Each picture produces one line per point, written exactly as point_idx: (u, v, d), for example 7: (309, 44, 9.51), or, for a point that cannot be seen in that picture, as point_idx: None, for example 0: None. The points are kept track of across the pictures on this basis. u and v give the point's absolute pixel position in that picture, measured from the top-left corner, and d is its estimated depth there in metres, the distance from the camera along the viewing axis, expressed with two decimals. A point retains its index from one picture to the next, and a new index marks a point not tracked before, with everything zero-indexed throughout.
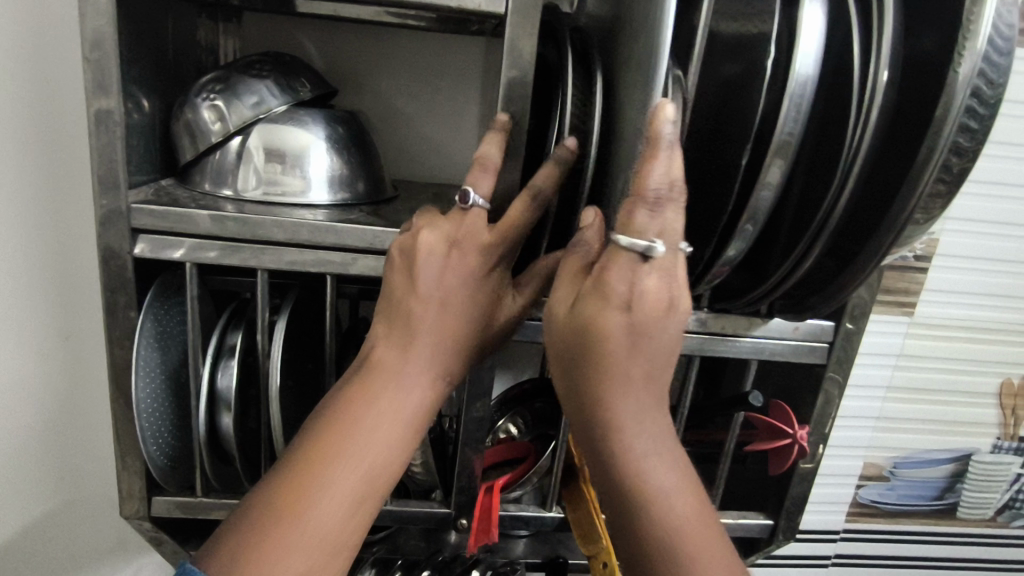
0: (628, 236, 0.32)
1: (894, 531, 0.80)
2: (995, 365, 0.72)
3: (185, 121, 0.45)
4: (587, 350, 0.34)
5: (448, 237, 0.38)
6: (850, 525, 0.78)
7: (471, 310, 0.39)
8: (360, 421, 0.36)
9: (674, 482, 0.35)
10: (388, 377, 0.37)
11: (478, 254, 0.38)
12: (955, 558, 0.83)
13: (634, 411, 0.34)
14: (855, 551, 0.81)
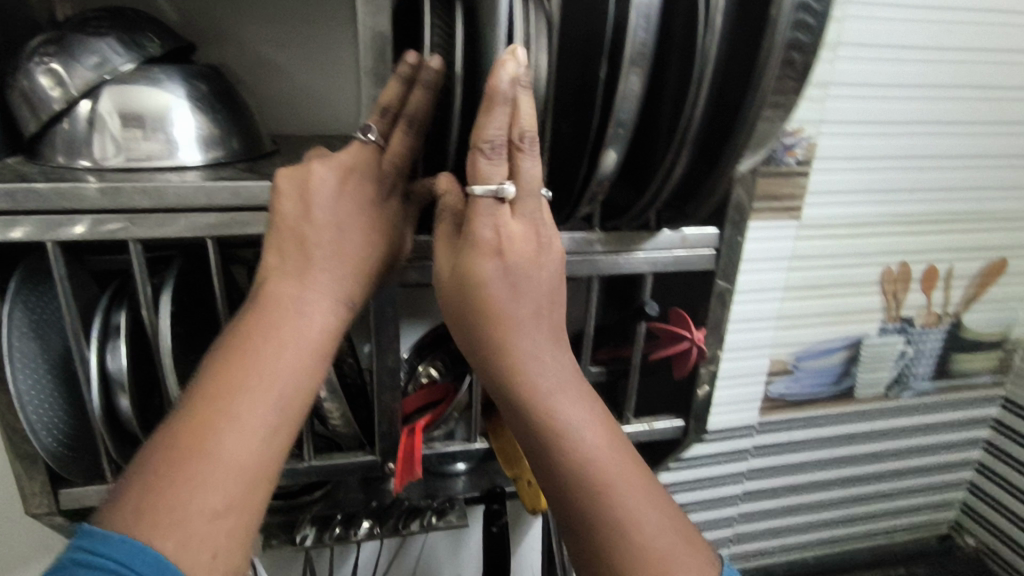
0: (480, 184, 0.35)
1: (804, 419, 0.87)
2: (876, 256, 0.79)
3: (21, 90, 0.41)
4: (473, 290, 0.37)
5: (341, 167, 0.40)
6: (762, 418, 0.85)
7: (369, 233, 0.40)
8: (262, 354, 0.35)
9: (583, 417, 0.36)
10: (286, 306, 0.37)
11: (370, 185, 0.40)
12: (859, 435, 0.91)
13: (533, 348, 0.37)
14: (772, 443, 0.87)
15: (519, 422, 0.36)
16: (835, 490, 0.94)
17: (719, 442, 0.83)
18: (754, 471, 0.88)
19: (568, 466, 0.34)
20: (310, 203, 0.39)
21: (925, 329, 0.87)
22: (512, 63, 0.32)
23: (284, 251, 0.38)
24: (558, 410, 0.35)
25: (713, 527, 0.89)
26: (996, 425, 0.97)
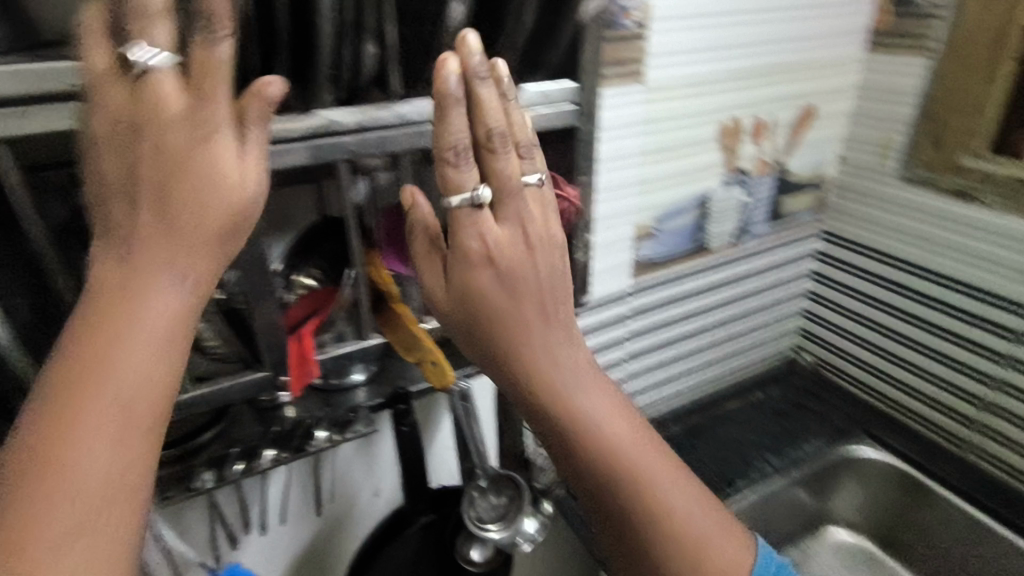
0: (457, 194, 0.45)
1: (670, 277, 0.95)
2: (714, 114, 0.85)
3: None
4: (472, 303, 0.46)
5: (136, 106, 0.37)
6: (635, 282, 0.91)
7: (193, 165, 0.38)
8: (116, 356, 0.35)
9: (606, 409, 0.47)
10: (133, 282, 0.37)
11: (180, 127, 0.38)
12: (716, 284, 1.02)
13: (565, 365, 0.47)
14: (645, 303, 0.94)
15: (570, 444, 0.46)
16: (702, 337, 1.05)
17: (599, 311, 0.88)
18: (633, 333, 0.95)
19: (617, 464, 0.46)
20: (125, 172, 0.38)
21: (759, 177, 0.97)
22: (454, 60, 0.42)
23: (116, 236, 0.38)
24: (579, 407, 0.46)
25: None
26: (822, 257, 1.12)
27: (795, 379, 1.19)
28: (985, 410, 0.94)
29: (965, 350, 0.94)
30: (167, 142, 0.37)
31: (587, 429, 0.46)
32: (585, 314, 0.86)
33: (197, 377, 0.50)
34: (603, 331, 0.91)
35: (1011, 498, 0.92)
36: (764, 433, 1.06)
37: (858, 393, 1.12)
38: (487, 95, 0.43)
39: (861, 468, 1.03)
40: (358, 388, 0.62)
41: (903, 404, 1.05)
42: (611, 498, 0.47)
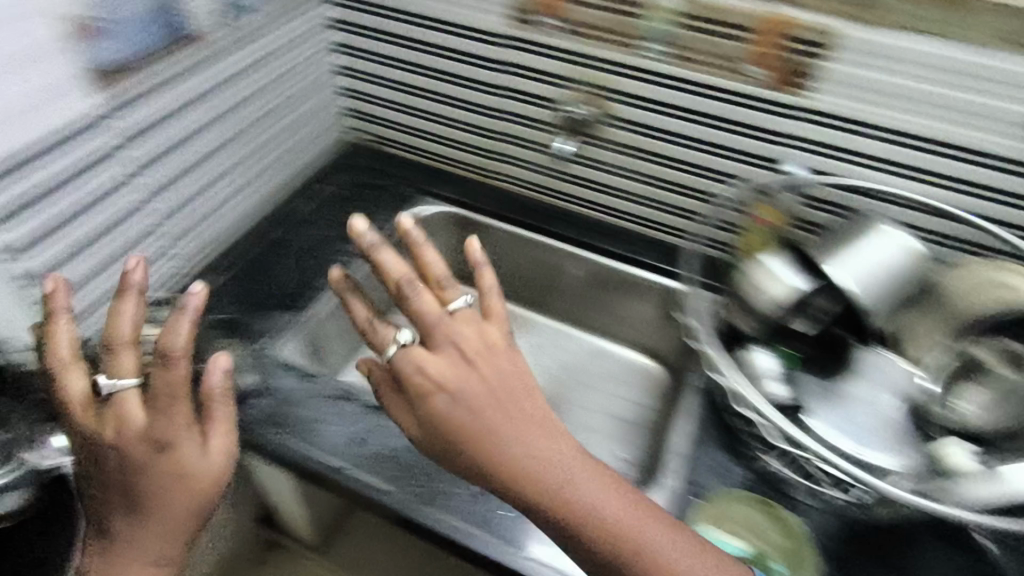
0: (391, 345, 0.63)
1: (152, 76, 0.76)
2: None
3: None
4: (448, 443, 0.59)
5: (115, 428, 0.59)
6: (103, 88, 0.71)
7: (164, 496, 0.60)
8: (138, 539, 0.60)
9: (602, 500, 0.56)
10: (156, 501, 0.60)
11: (139, 448, 0.59)
12: (225, 74, 0.85)
13: (518, 443, 0.58)
14: (124, 113, 0.74)
15: (502, 483, 0.57)
16: (231, 145, 0.91)
17: (116, 145, 0.75)
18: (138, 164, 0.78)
19: (573, 518, 0.55)
20: (105, 424, 0.60)
21: None
22: (360, 226, 0.66)
23: (124, 450, 0.59)
24: (574, 501, 0.56)
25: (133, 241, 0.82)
26: (339, 24, 1.02)
27: (354, 162, 1.16)
28: (498, 140, 1.04)
29: (469, 89, 1.00)
30: (139, 460, 0.59)
31: (535, 479, 0.56)
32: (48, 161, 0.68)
33: None
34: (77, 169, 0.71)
35: (529, 206, 1.09)
36: (334, 223, 1.06)
37: (408, 155, 1.15)
38: (426, 253, 0.66)
39: (427, 225, 1.11)
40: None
41: (443, 155, 1.12)
42: (585, 549, 0.55)
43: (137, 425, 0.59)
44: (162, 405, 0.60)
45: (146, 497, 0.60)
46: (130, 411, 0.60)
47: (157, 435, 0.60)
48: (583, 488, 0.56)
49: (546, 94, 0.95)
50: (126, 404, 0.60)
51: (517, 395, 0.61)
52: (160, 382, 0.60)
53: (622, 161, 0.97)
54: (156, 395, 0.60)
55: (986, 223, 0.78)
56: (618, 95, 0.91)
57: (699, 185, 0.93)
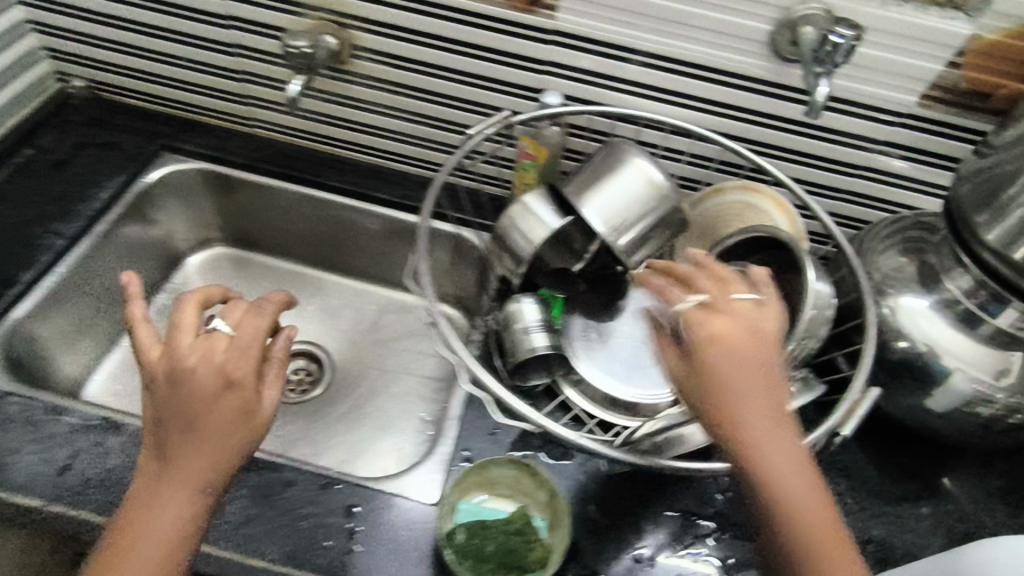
0: (682, 303, 0.55)
1: None
2: None
3: None
4: (696, 375, 0.53)
5: (207, 352, 0.57)
6: None
7: (219, 446, 0.54)
8: (158, 506, 0.53)
9: (798, 492, 0.51)
10: (185, 455, 0.54)
11: (213, 374, 0.56)
12: None
13: (746, 410, 0.51)
14: None
15: (742, 470, 0.51)
16: None
17: None
18: None
19: (781, 525, 0.50)
20: (167, 360, 0.57)
21: None
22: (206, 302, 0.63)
23: (176, 408, 0.55)
24: (765, 476, 0.50)
25: None
26: None
27: (72, 118, 0.95)
28: (240, 80, 0.90)
29: (187, 18, 0.85)
30: (209, 388, 0.55)
31: (742, 451, 0.51)
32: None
33: None
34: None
35: (292, 155, 0.96)
36: (40, 198, 0.87)
37: (146, 104, 0.98)
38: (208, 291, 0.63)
39: (166, 187, 0.94)
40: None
41: (185, 101, 0.96)
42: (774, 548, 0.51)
43: (196, 390, 0.55)
44: (207, 371, 0.56)
45: (189, 471, 0.53)
46: (183, 367, 0.56)
47: (219, 392, 0.56)
48: (767, 456, 0.51)
49: (275, 21, 0.82)
50: (181, 350, 0.57)
51: (772, 380, 0.53)
52: (201, 357, 0.56)
53: (377, 96, 0.86)
54: (210, 351, 0.57)
55: (735, 140, 0.78)
56: (353, 20, 0.79)
57: (462, 119, 0.85)
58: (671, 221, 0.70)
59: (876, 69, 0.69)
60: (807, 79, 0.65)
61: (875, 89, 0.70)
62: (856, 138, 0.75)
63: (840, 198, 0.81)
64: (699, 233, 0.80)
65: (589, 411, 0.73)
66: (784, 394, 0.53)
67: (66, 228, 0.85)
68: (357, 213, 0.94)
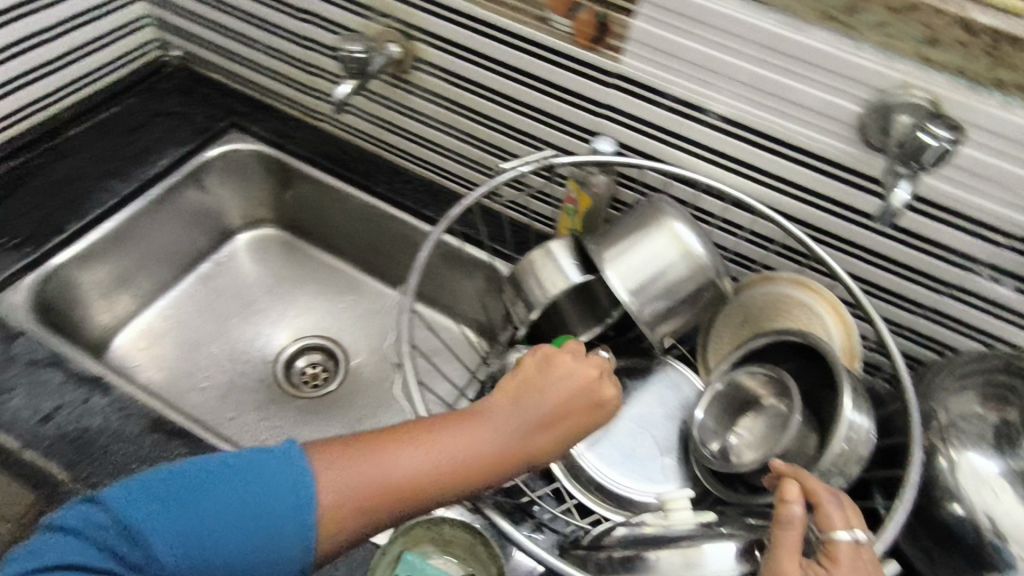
0: (847, 534, 0.45)
1: None
2: None
3: None
4: None
5: (580, 371, 0.57)
6: None
7: (489, 449, 0.52)
8: (433, 438, 0.51)
9: None
10: (479, 433, 0.52)
11: (564, 396, 0.55)
12: None
13: None
14: None
15: None
16: None
17: None
18: None
19: None
20: (541, 358, 0.57)
21: None
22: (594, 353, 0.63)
23: (525, 391, 0.55)
24: None
25: None
26: None
27: (162, 82, 1.03)
28: (316, 75, 0.93)
29: (271, 8, 0.87)
30: (542, 406, 0.55)
31: None
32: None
33: None
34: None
35: (350, 155, 0.97)
36: (111, 154, 0.93)
37: (234, 85, 1.04)
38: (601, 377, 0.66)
39: (226, 160, 0.99)
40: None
41: (268, 88, 1.01)
42: None
43: (549, 396, 0.55)
44: (566, 391, 0.55)
45: (478, 439, 0.52)
46: (555, 375, 0.56)
47: (559, 407, 0.55)
48: None
49: (347, 22, 0.81)
50: (562, 362, 0.57)
51: None
52: (570, 378, 0.56)
53: (435, 112, 0.84)
54: (592, 371, 0.57)
55: (805, 225, 0.69)
56: (416, 32, 0.77)
57: (515, 150, 0.81)
58: (699, 299, 0.64)
59: (985, 178, 0.57)
60: (888, 176, 0.57)
61: (981, 200, 0.59)
62: (948, 250, 0.64)
63: (918, 314, 0.70)
64: (737, 318, 0.72)
65: (573, 493, 0.66)
66: None
67: (122, 189, 0.90)
68: (399, 223, 0.93)
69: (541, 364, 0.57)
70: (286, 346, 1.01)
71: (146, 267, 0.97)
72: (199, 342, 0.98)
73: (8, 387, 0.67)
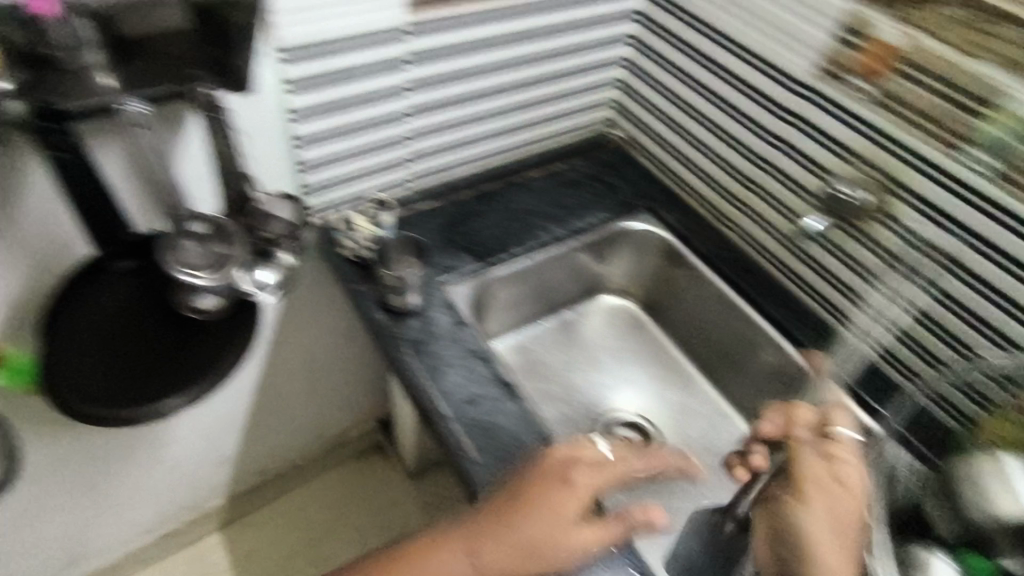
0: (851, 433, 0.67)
1: (452, 13, 0.83)
2: None
3: (273, 62, 0.75)
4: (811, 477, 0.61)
5: (593, 480, 0.63)
6: (411, 17, 0.80)
7: (520, 561, 0.60)
8: (454, 542, 0.62)
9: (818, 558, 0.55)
10: (502, 545, 0.60)
11: (563, 507, 0.61)
12: (536, 34, 0.94)
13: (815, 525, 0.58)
14: (425, 44, 0.84)
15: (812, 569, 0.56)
16: (490, 99, 0.98)
17: (435, 77, 0.88)
18: (414, 83, 0.88)
19: None
20: (551, 475, 0.62)
21: None
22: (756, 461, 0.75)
23: (513, 502, 0.62)
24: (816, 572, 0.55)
25: (383, 150, 0.92)
26: (639, 19, 1.03)
27: (602, 153, 1.16)
28: (751, 192, 0.96)
29: (742, 127, 0.94)
30: (548, 521, 0.60)
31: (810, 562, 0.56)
32: (343, 73, 0.80)
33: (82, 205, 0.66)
34: (352, 58, 0.79)
35: (748, 271, 1.00)
36: (556, 204, 1.05)
37: (660, 176, 1.11)
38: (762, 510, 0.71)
39: (630, 237, 1.06)
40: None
41: (689, 184, 1.08)
42: None
43: (548, 497, 0.61)
44: (549, 504, 0.61)
45: (500, 547, 0.60)
46: (544, 489, 0.62)
47: (549, 517, 0.60)
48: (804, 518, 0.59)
49: (824, 161, 0.85)
50: (575, 483, 0.62)
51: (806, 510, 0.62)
52: (567, 494, 0.61)
53: (874, 265, 0.84)
54: (584, 488, 0.62)
55: None
56: (905, 191, 0.78)
57: (959, 331, 0.77)
58: None
59: None
60: None
61: None
62: None
63: None
64: None
65: None
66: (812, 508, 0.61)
67: (556, 232, 1.00)
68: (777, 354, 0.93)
69: (554, 477, 0.62)
70: (616, 408, 1.07)
71: (535, 300, 1.10)
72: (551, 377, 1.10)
73: (449, 363, 0.82)
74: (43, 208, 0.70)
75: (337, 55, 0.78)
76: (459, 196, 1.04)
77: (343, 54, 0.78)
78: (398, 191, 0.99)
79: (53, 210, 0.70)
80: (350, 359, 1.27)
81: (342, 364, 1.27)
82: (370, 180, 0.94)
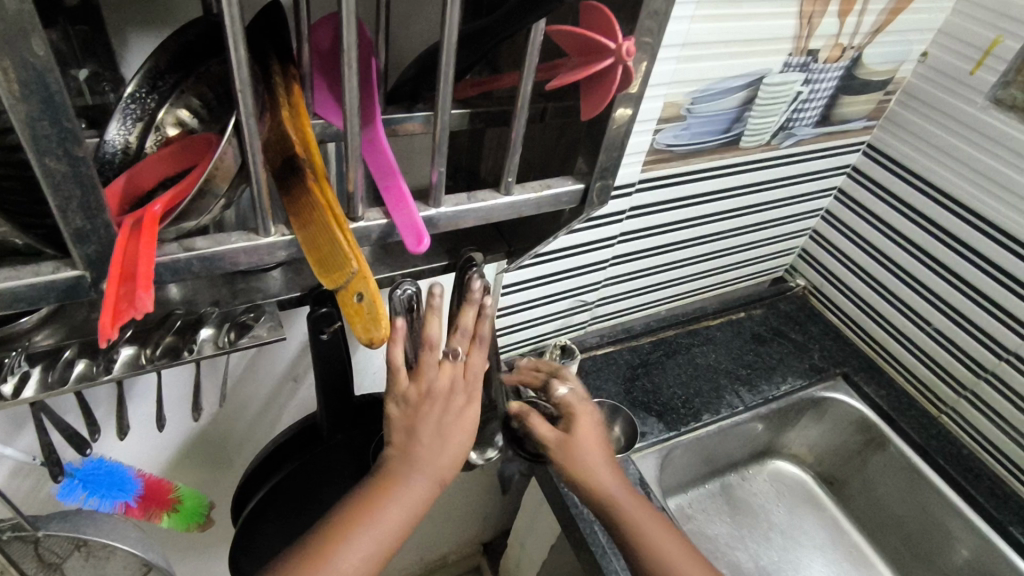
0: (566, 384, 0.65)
1: (683, 171, 0.77)
2: (787, 8, 0.66)
3: (518, 267, 0.72)
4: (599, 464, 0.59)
5: (451, 373, 0.47)
6: (645, 173, 0.73)
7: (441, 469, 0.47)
8: (386, 504, 0.45)
9: (632, 503, 0.58)
10: (417, 465, 0.46)
11: (433, 396, 0.46)
12: (750, 182, 0.87)
13: (622, 495, 0.58)
14: (649, 200, 0.77)
15: (625, 541, 0.57)
16: (687, 247, 0.91)
17: (650, 229, 0.83)
18: (626, 233, 0.81)
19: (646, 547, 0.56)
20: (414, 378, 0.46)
21: (826, 66, 0.76)
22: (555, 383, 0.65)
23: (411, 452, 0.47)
24: (644, 534, 0.57)
25: (576, 294, 0.85)
26: (851, 173, 0.96)
27: (784, 303, 1.09)
28: (983, 378, 0.86)
29: (980, 309, 0.84)
30: (434, 403, 0.46)
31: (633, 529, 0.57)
32: (572, 233, 0.73)
33: (326, 398, 0.54)
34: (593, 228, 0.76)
35: (966, 465, 0.88)
36: (738, 360, 0.97)
37: (854, 336, 1.04)
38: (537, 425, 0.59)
39: (826, 407, 0.97)
40: (171, 287, 0.45)
41: (893, 354, 0.98)
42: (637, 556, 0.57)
43: (423, 409, 0.47)
44: (450, 416, 0.47)
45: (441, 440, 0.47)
46: (431, 416, 0.47)
47: (439, 425, 0.47)
48: (617, 494, 0.58)
49: None
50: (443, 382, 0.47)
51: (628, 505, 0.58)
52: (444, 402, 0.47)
53: None
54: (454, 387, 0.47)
55: None
56: None
57: None
58: None
59: None
60: None
61: None
62: None
63: None
64: None
65: None
66: (632, 498, 0.58)
67: (748, 401, 0.91)
68: None
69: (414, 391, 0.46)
70: None
71: (704, 465, 0.97)
72: (718, 554, 0.93)
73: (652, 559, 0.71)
74: (273, 364, 0.61)
75: (583, 234, 0.76)
76: (636, 342, 0.96)
77: (589, 230, 0.76)
78: (587, 339, 0.94)
79: (285, 364, 0.61)
80: (480, 489, 1.14)
81: (471, 496, 1.16)
82: (551, 322, 0.87)
